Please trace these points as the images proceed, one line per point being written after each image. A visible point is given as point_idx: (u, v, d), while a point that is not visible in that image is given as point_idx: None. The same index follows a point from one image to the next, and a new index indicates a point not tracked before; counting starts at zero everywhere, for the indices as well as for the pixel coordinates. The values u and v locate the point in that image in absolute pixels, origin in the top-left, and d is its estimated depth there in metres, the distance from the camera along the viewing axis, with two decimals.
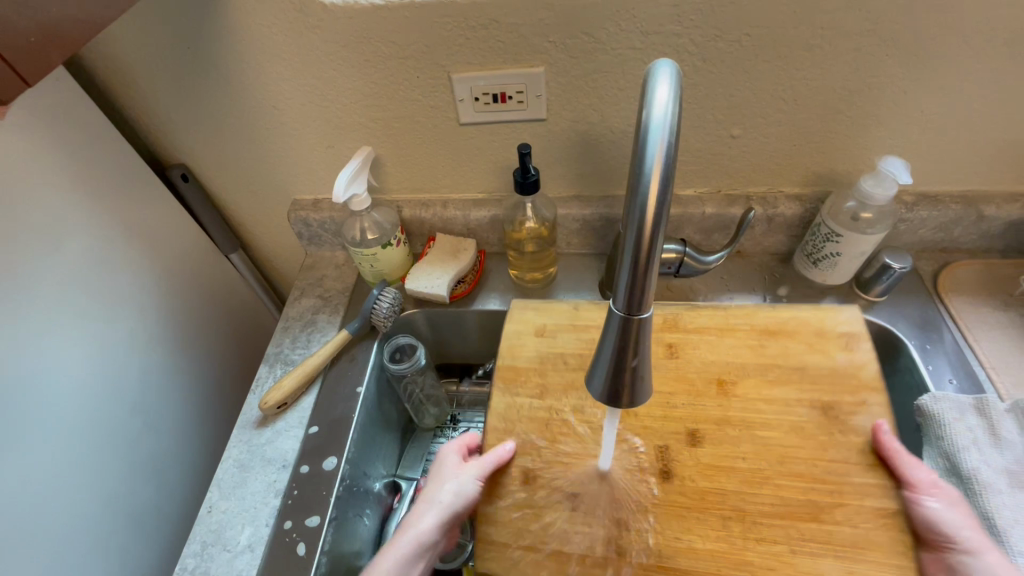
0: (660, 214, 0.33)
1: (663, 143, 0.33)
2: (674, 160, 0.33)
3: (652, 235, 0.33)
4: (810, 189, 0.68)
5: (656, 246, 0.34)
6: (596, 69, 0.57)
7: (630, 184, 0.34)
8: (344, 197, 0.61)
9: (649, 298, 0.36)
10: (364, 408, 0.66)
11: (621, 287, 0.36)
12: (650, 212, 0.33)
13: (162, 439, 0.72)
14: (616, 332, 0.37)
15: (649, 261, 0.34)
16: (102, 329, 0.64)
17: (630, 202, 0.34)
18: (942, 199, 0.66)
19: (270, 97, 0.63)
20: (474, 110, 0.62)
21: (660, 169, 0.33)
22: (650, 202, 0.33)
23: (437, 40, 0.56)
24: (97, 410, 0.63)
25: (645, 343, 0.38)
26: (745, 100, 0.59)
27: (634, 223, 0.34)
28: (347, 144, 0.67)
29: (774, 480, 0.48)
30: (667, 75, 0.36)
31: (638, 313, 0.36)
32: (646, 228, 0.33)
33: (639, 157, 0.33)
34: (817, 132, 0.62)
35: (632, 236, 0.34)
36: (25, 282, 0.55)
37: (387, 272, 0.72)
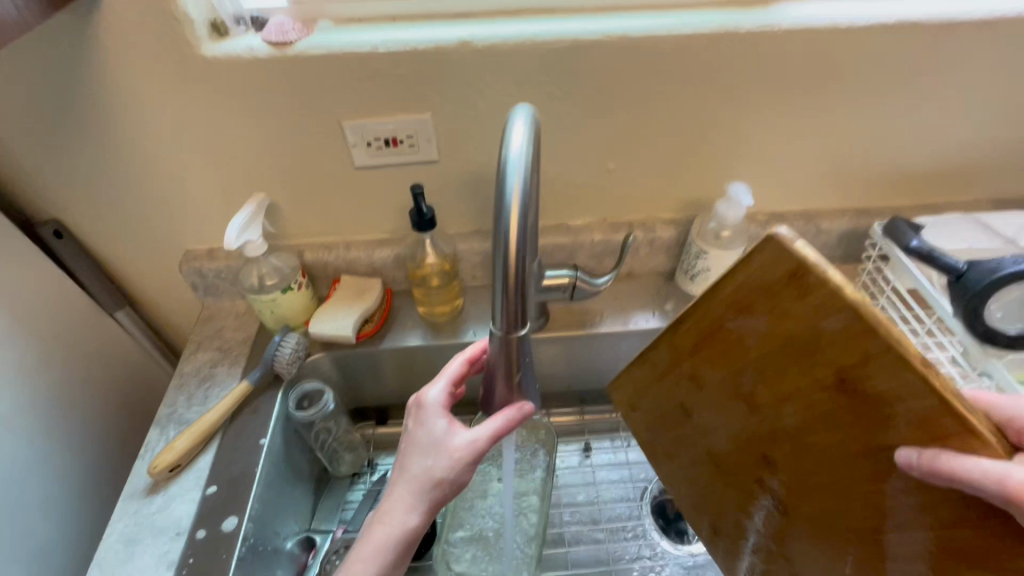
0: (523, 238, 0.37)
1: (521, 177, 0.37)
2: (531, 189, 0.38)
3: (518, 257, 0.37)
4: (682, 214, 0.77)
5: (522, 266, 0.38)
6: (479, 114, 0.62)
7: (496, 212, 0.38)
8: (236, 244, 0.60)
9: (523, 317, 0.40)
10: (268, 461, 0.63)
11: (498, 306, 0.39)
12: (514, 237, 0.37)
13: (30, 524, 0.64)
14: (499, 350, 0.41)
15: (518, 280, 0.38)
16: None
17: (496, 228, 0.38)
18: (787, 217, 0.78)
19: (153, 147, 0.62)
20: (368, 155, 0.64)
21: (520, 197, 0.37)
22: (513, 227, 0.37)
23: (325, 90, 0.58)
24: None
25: (525, 357, 0.42)
26: (614, 138, 0.67)
27: (500, 248, 0.37)
28: (240, 191, 0.67)
29: (861, 477, 0.37)
30: (523, 118, 0.40)
31: (514, 330, 0.40)
32: (512, 251, 0.37)
33: (501, 189, 0.38)
34: (679, 164, 0.71)
35: (500, 258, 0.38)
36: None
37: (291, 318, 0.71)
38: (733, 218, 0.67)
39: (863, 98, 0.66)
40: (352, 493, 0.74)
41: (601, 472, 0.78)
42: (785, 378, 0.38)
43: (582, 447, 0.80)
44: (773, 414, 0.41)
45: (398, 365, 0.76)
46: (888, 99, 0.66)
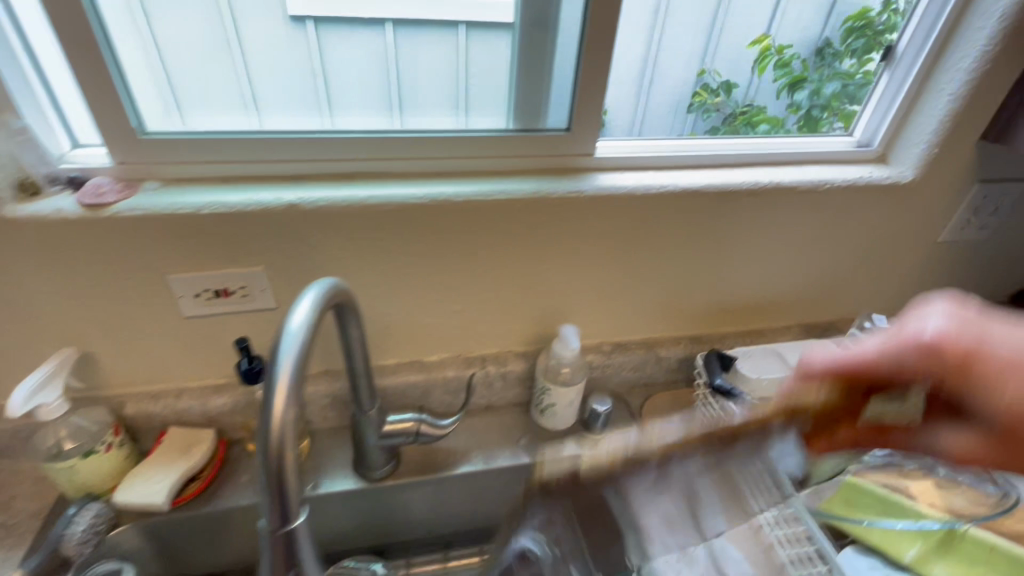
0: (287, 428, 0.38)
1: (290, 366, 0.39)
2: (301, 377, 0.39)
3: (283, 449, 0.37)
4: (532, 347, 0.80)
5: (289, 457, 0.38)
6: (314, 265, 0.64)
7: (263, 401, 0.38)
8: (23, 409, 0.55)
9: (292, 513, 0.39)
10: None
11: (267, 497, 0.39)
12: (278, 429, 0.37)
13: None
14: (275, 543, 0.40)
15: (285, 471, 0.38)
16: None
17: (260, 421, 0.38)
18: (629, 346, 0.84)
19: None
20: (197, 304, 0.63)
21: (287, 388, 0.38)
22: (273, 424, 0.37)
23: (146, 246, 0.57)
24: None
25: (303, 547, 0.42)
26: (456, 283, 0.71)
27: (263, 440, 0.37)
28: (47, 343, 0.62)
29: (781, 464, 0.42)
30: (307, 303, 0.43)
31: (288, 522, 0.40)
32: (277, 443, 0.37)
33: (270, 377, 0.38)
34: (521, 304, 0.75)
35: (266, 450, 0.38)
36: None
37: (96, 484, 0.63)
38: (569, 358, 0.71)
39: (673, 248, 0.75)
40: None
41: None
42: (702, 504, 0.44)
43: None
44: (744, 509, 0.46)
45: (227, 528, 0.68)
46: (693, 249, 0.76)
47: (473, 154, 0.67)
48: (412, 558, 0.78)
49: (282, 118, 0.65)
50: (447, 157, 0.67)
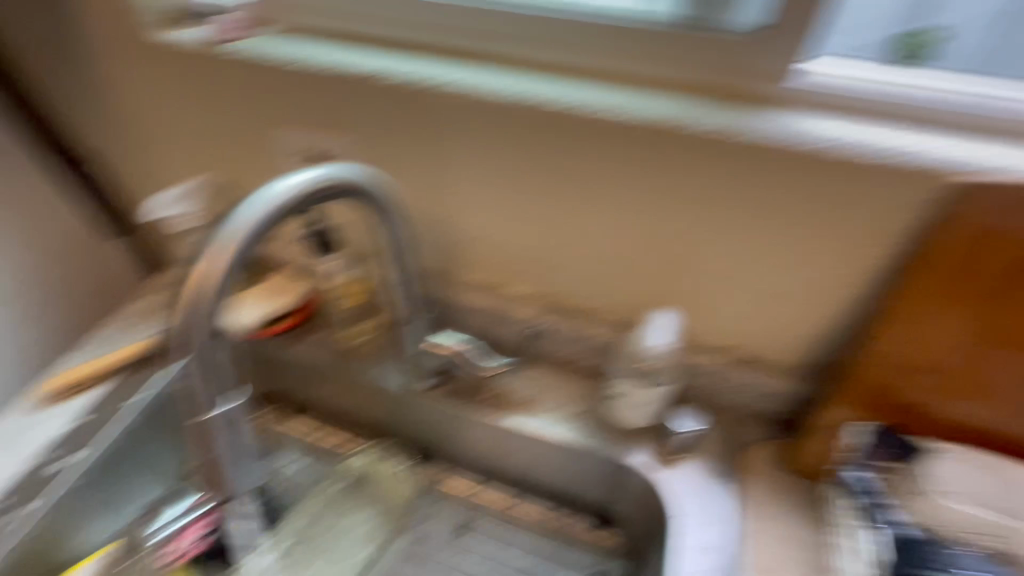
0: (221, 273, 0.41)
1: (245, 223, 0.41)
2: (251, 240, 0.41)
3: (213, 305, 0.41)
4: (630, 317, 0.65)
5: (217, 303, 0.41)
6: (403, 151, 0.59)
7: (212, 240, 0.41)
8: (150, 215, 0.60)
9: (222, 366, 0.44)
10: (138, 412, 0.69)
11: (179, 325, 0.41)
12: (210, 272, 0.40)
13: None
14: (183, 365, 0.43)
15: (204, 308, 0.41)
16: None
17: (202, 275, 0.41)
18: (765, 364, 0.61)
19: (144, 112, 0.71)
20: (302, 164, 0.64)
21: (233, 250, 0.41)
22: (212, 279, 0.40)
23: (272, 94, 0.60)
24: None
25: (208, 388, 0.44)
26: (551, 213, 0.58)
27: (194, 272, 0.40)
28: (203, 169, 0.72)
29: None
30: (303, 180, 0.44)
31: (219, 383, 0.44)
32: (203, 280, 0.40)
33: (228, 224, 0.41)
34: (626, 263, 0.59)
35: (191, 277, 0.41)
36: None
37: (207, 298, 0.72)
38: (653, 352, 0.54)
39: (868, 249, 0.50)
40: None
41: (468, 558, 0.71)
42: (946, 354, 0.49)
43: (461, 523, 0.74)
44: (998, 361, 0.48)
45: (306, 370, 0.76)
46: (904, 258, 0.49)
47: (612, 52, 0.53)
48: (449, 474, 0.79)
49: None
50: (580, 51, 0.54)
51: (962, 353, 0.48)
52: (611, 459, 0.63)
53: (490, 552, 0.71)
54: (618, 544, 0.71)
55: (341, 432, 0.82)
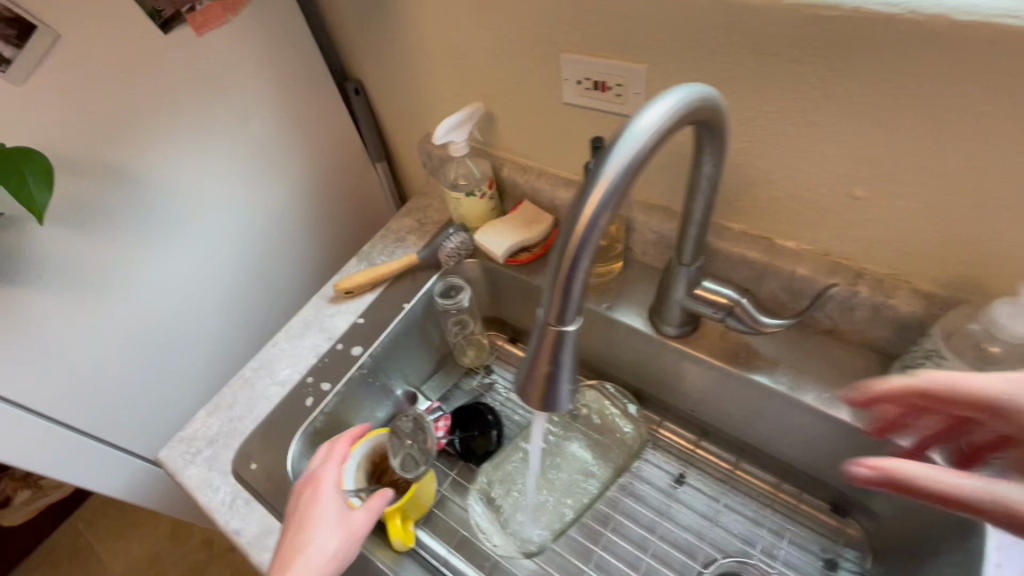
0: (591, 238, 0.33)
1: (617, 172, 0.33)
2: (623, 191, 0.33)
3: (583, 244, 0.33)
4: (945, 290, 0.53)
5: (582, 270, 0.35)
6: (698, 79, 0.53)
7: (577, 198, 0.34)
8: (441, 141, 0.69)
9: (571, 312, 0.37)
10: (404, 320, 0.76)
11: (549, 296, 0.36)
12: (581, 236, 0.33)
13: (263, 279, 0.92)
14: (539, 342, 0.39)
15: (573, 278, 0.35)
16: (241, 184, 0.82)
17: (572, 207, 0.34)
18: None
19: (424, 38, 0.73)
20: (576, 93, 0.62)
21: (610, 183, 0.33)
22: (583, 214, 0.33)
23: (558, 19, 0.58)
24: (223, 248, 0.84)
25: (560, 367, 0.39)
26: (875, 158, 0.49)
27: (565, 236, 0.34)
28: (472, 95, 0.75)
29: None
30: (665, 108, 0.34)
31: (561, 322, 0.37)
32: (575, 246, 0.34)
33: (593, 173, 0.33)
34: (966, 228, 0.48)
35: (562, 245, 0.34)
36: (210, 131, 0.75)
37: (469, 218, 0.78)
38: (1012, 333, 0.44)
39: None
40: (463, 381, 0.86)
41: (681, 510, 0.71)
42: None
43: (675, 474, 0.74)
44: None
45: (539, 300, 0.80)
46: None
47: None
48: (664, 423, 0.79)
49: None
50: None
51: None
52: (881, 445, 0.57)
53: (712, 507, 0.71)
54: (856, 535, 0.66)
55: None
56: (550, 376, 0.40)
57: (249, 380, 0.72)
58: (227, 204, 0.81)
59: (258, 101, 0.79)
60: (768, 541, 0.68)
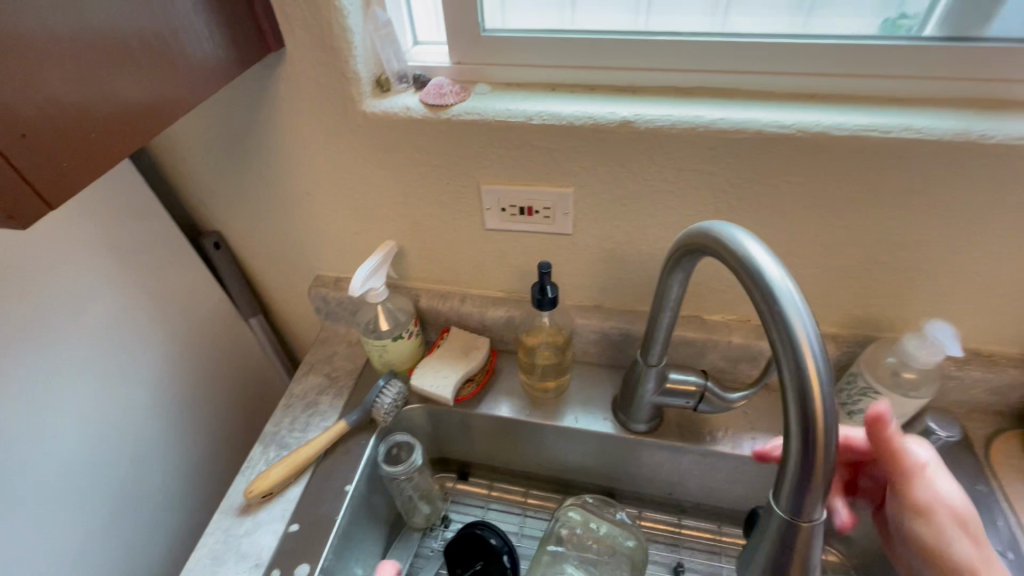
0: (829, 396, 0.31)
1: (808, 325, 0.32)
2: (822, 338, 0.32)
3: (833, 411, 0.31)
4: (847, 330, 0.63)
5: (830, 432, 0.31)
6: (622, 194, 0.57)
7: (784, 366, 0.32)
8: (359, 291, 0.61)
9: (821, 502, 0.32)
10: (350, 506, 0.62)
11: (793, 489, 0.32)
12: (821, 398, 0.31)
13: (139, 512, 0.68)
14: (782, 532, 0.33)
15: (826, 447, 0.31)
16: (88, 395, 0.61)
17: (793, 383, 0.31)
18: (996, 360, 0.61)
19: (307, 184, 0.65)
20: (501, 219, 0.62)
21: (811, 341, 0.31)
22: (815, 383, 0.31)
23: (472, 154, 0.57)
24: (69, 494, 0.59)
25: (816, 553, 0.34)
26: (780, 240, 0.57)
27: (801, 403, 0.31)
28: (373, 233, 0.68)
29: None
30: (761, 249, 0.36)
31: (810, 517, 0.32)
32: (818, 411, 0.31)
33: (781, 335, 0.32)
34: (855, 282, 0.59)
35: (797, 416, 0.31)
36: (30, 337, 0.55)
37: (396, 362, 0.70)
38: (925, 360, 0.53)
39: None
40: (423, 547, 0.73)
41: None
42: None
43: (672, 565, 0.70)
44: None
45: (491, 429, 0.73)
46: None
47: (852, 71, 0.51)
48: (642, 515, 0.75)
49: (659, 16, 0.54)
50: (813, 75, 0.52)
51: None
52: None
53: None
54: (836, 561, 0.70)
55: (516, 487, 0.79)
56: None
57: None
58: (71, 433, 0.59)
59: (95, 284, 0.61)
60: None
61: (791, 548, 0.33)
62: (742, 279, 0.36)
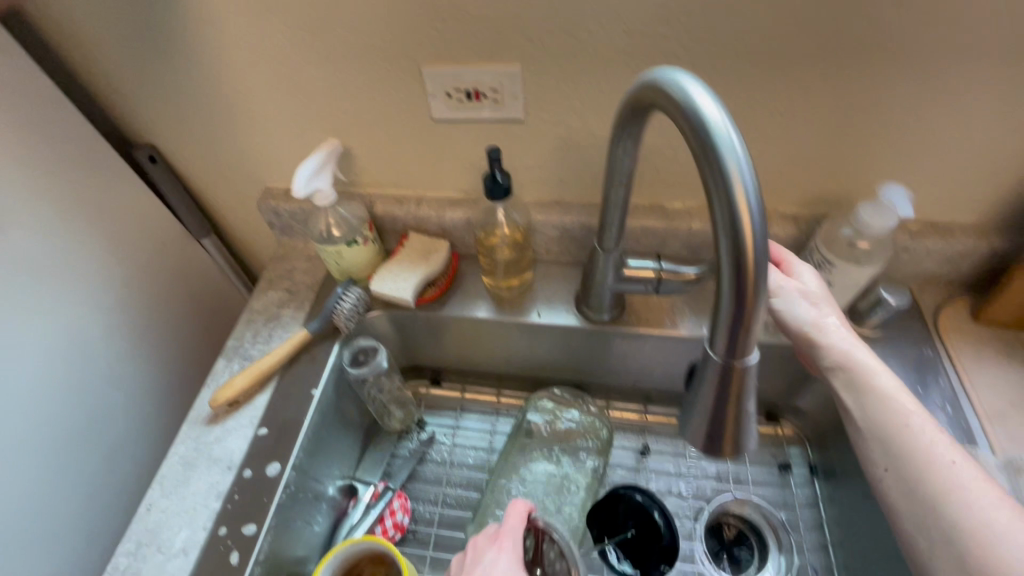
0: (761, 240, 0.29)
1: (743, 167, 0.29)
2: (758, 181, 0.29)
3: (761, 247, 0.29)
4: (808, 209, 0.63)
5: (762, 270, 0.30)
6: (573, 68, 0.53)
7: (715, 215, 0.30)
8: (304, 194, 0.58)
9: (754, 339, 0.32)
10: (318, 409, 0.64)
11: (722, 330, 0.32)
12: (752, 243, 0.29)
13: (104, 427, 0.69)
14: (713, 380, 0.34)
15: (755, 295, 0.30)
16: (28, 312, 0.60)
17: (720, 224, 0.30)
18: (952, 229, 0.61)
19: (237, 79, 0.60)
20: (447, 106, 0.58)
21: (742, 176, 0.29)
22: (743, 220, 0.29)
23: (408, 30, 0.53)
24: (26, 408, 0.60)
25: (748, 397, 0.35)
26: (740, 111, 0.54)
27: (730, 242, 0.29)
28: (315, 133, 0.64)
29: None
30: (699, 84, 0.32)
31: (744, 352, 0.32)
32: (748, 257, 0.29)
33: (714, 180, 0.30)
34: (816, 154, 0.57)
35: (727, 265, 0.30)
36: None
37: (355, 270, 0.69)
38: (879, 226, 0.52)
39: None
40: (399, 449, 0.75)
41: (655, 482, 0.71)
42: None
43: (638, 447, 0.74)
44: None
45: (458, 332, 0.74)
46: None
47: None
48: (611, 404, 0.78)
49: None
50: None
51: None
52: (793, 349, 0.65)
53: (682, 464, 0.73)
54: (791, 434, 0.75)
55: (488, 388, 0.81)
56: (741, 413, 0.35)
57: (130, 567, 0.53)
58: (18, 348, 0.59)
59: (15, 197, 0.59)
60: (734, 470, 0.73)
61: (725, 385, 0.34)
62: (683, 130, 0.32)
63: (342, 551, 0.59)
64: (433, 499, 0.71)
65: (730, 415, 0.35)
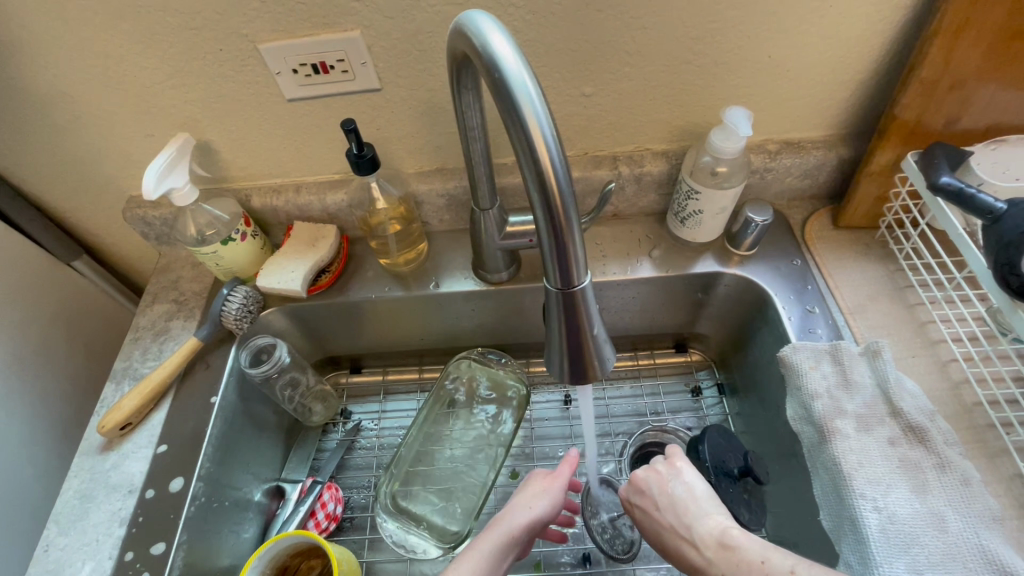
0: (563, 172, 0.31)
1: (536, 105, 0.30)
2: (553, 116, 0.30)
3: (563, 177, 0.31)
4: (675, 144, 0.65)
5: (569, 199, 0.31)
6: (416, 28, 0.52)
7: (521, 156, 0.31)
8: (157, 194, 0.55)
9: (580, 265, 0.34)
10: (221, 417, 0.61)
11: (551, 262, 0.33)
12: (554, 178, 0.31)
13: None
14: (560, 311, 0.36)
15: (569, 224, 0.32)
16: None
17: (525, 162, 0.31)
18: (804, 145, 0.65)
19: (60, 82, 0.55)
20: (297, 84, 0.56)
21: (536, 115, 0.30)
22: (542, 156, 0.30)
23: (232, 6, 0.50)
24: None
25: (595, 321, 0.37)
26: (589, 54, 0.55)
27: (537, 178, 0.31)
28: (166, 130, 0.60)
29: None
30: (496, 27, 0.32)
31: (577, 279, 0.34)
32: (554, 192, 0.31)
33: (513, 122, 0.31)
34: (668, 89, 0.59)
35: (541, 202, 0.32)
36: None
37: (239, 268, 0.66)
38: (730, 150, 0.55)
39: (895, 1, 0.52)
40: (325, 442, 0.74)
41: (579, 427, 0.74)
42: None
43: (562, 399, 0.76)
44: None
45: (364, 316, 0.72)
46: None
47: None
48: (531, 362, 0.80)
49: None
50: None
51: (974, 67, 0.52)
52: (682, 278, 0.68)
53: (604, 406, 0.75)
54: (700, 359, 0.78)
55: (410, 367, 0.81)
56: (594, 339, 0.37)
57: None
58: None
59: None
60: (652, 403, 0.75)
61: (570, 315, 0.35)
62: (484, 75, 0.33)
63: (272, 547, 0.57)
64: (367, 484, 0.71)
65: (584, 342, 0.37)
